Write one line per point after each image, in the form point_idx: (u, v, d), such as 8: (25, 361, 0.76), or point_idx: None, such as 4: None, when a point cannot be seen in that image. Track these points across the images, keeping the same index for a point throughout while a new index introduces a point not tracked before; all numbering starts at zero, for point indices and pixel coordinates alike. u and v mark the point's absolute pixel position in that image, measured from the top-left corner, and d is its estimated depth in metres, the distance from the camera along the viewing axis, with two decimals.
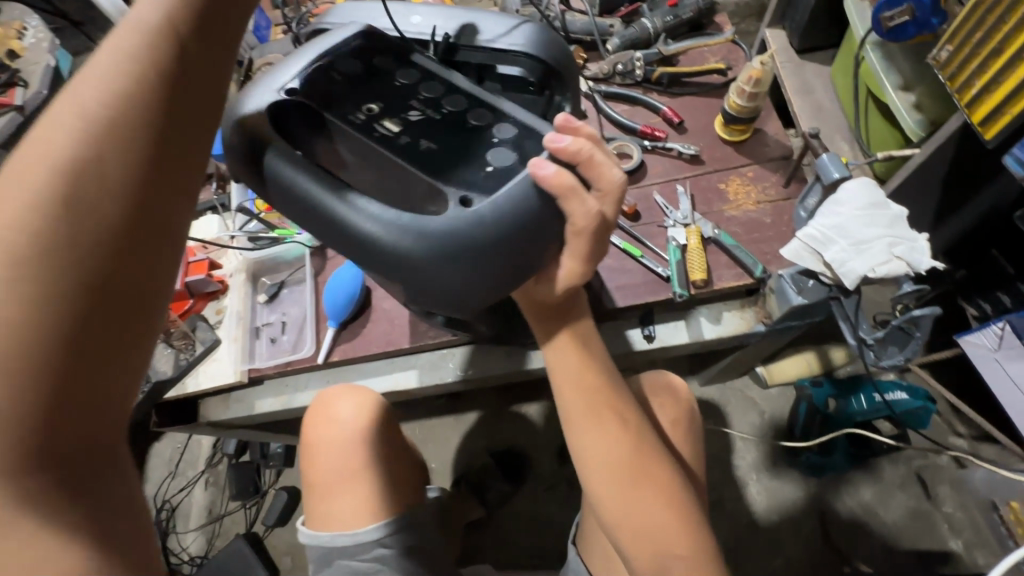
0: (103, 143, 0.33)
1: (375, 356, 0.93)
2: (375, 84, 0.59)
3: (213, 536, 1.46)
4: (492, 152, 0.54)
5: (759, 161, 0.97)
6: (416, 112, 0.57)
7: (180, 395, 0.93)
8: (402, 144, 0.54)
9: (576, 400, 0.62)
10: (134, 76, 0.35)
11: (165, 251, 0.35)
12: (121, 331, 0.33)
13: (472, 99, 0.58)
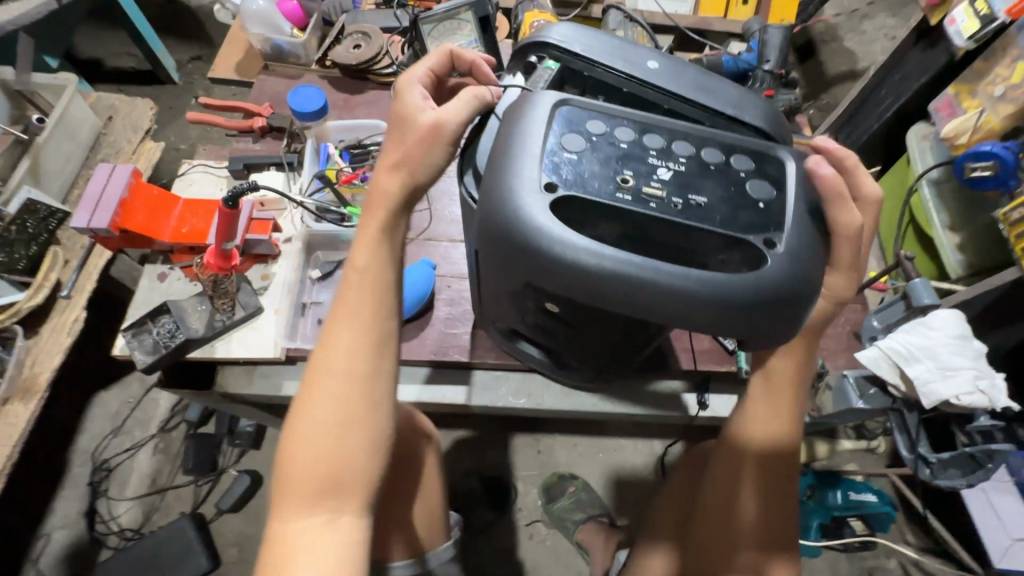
0: (355, 310, 0.58)
1: (425, 361, 0.89)
2: (597, 148, 0.53)
3: (150, 510, 1.31)
4: (750, 183, 0.53)
5: None
6: (663, 168, 0.52)
7: (205, 357, 0.84)
8: (676, 204, 0.51)
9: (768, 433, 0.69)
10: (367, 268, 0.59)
11: (376, 366, 0.57)
12: (348, 422, 0.55)
13: (701, 146, 0.54)
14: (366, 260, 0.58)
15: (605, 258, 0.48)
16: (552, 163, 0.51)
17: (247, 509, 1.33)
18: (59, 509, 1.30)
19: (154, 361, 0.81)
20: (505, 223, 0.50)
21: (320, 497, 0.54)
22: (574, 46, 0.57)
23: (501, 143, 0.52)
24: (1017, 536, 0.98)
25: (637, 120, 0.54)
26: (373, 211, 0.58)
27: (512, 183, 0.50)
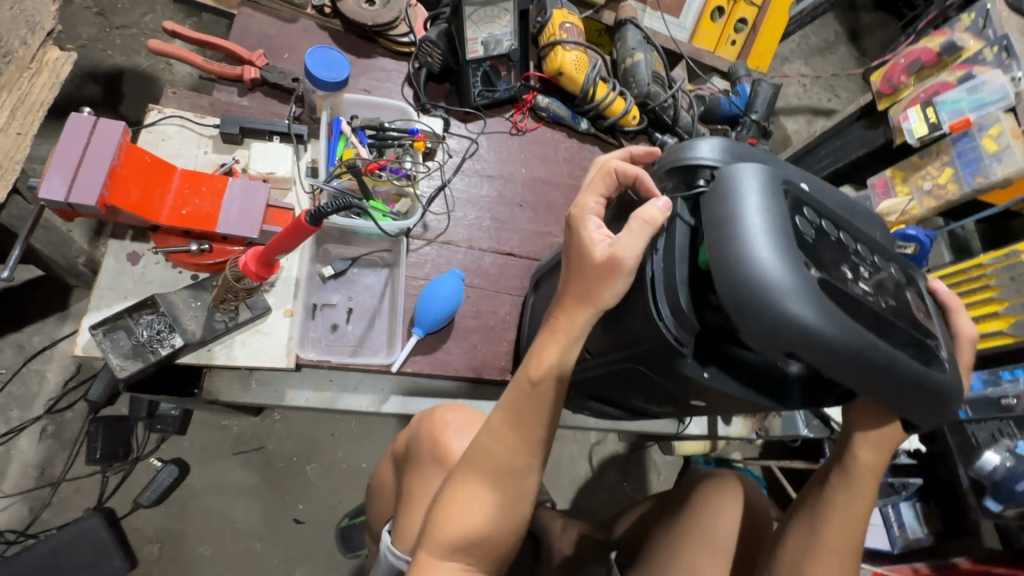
0: (526, 420, 0.57)
1: (446, 376, 0.87)
2: (814, 237, 0.50)
3: (42, 504, 1.10)
4: (912, 295, 0.55)
5: None
6: (861, 268, 0.52)
7: (201, 363, 0.72)
8: (881, 302, 0.51)
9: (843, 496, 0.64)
10: (547, 381, 0.56)
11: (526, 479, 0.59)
12: (494, 527, 0.58)
13: (872, 255, 0.54)
14: (544, 378, 0.56)
15: (861, 345, 0.46)
16: (795, 241, 0.47)
17: (170, 501, 1.18)
18: None
19: (138, 370, 0.67)
20: (759, 308, 0.45)
21: (464, 553, 0.57)
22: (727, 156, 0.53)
23: (736, 224, 0.46)
24: None
25: (828, 216, 0.53)
26: (561, 334, 0.56)
27: (764, 265, 0.45)
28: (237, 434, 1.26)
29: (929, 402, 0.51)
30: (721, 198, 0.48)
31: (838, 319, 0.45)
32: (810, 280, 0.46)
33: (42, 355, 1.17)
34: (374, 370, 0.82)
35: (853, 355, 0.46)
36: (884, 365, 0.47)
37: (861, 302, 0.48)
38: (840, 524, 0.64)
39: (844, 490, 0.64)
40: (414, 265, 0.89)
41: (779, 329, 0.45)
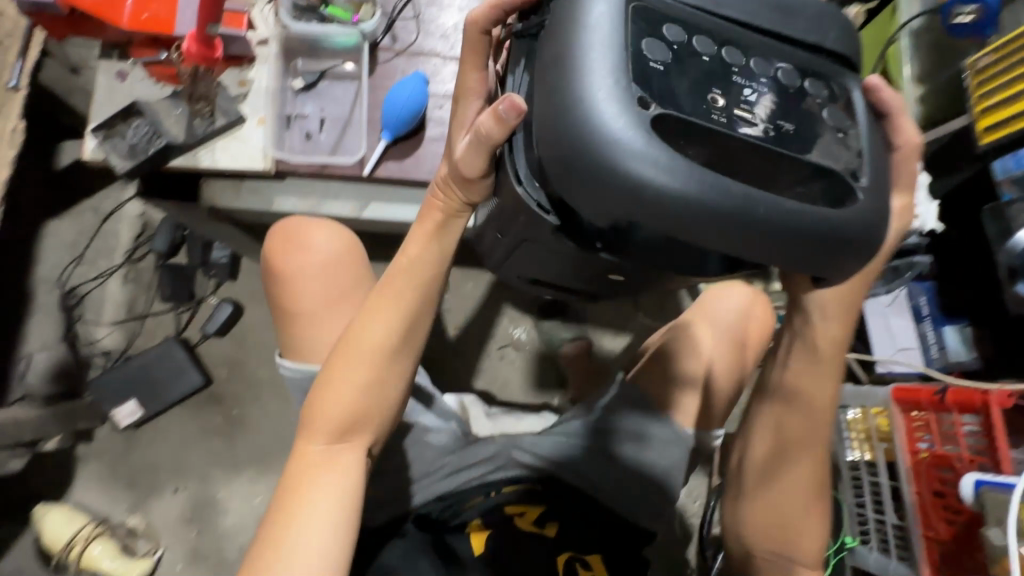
0: (402, 289, 0.67)
1: (418, 182, 0.89)
2: (683, 64, 0.49)
3: (133, 334, 1.33)
4: (827, 111, 0.52)
5: None
6: (746, 87, 0.51)
7: (190, 167, 0.80)
8: (764, 127, 0.50)
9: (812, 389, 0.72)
10: (419, 252, 0.67)
11: (404, 346, 0.68)
12: (373, 383, 0.67)
13: (770, 77, 0.52)
14: (415, 254, 0.67)
15: (712, 185, 0.45)
16: (634, 80, 0.47)
17: (232, 335, 1.38)
18: (34, 334, 1.29)
19: (135, 167, 0.77)
20: (595, 158, 0.45)
21: (345, 436, 0.67)
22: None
23: (570, 64, 0.47)
24: (899, 346, 1.21)
25: (703, 32, 0.51)
26: (431, 214, 0.67)
27: (592, 107, 0.46)
28: None
29: (814, 240, 0.48)
30: (562, 33, 0.48)
31: (671, 155, 0.45)
32: (644, 120, 0.46)
33: (114, 215, 1.37)
34: (348, 175, 0.87)
35: (691, 194, 0.45)
36: (747, 204, 0.46)
37: (720, 138, 0.48)
38: (804, 414, 0.73)
39: (810, 365, 0.71)
40: (380, 76, 0.89)
41: (610, 171, 0.46)
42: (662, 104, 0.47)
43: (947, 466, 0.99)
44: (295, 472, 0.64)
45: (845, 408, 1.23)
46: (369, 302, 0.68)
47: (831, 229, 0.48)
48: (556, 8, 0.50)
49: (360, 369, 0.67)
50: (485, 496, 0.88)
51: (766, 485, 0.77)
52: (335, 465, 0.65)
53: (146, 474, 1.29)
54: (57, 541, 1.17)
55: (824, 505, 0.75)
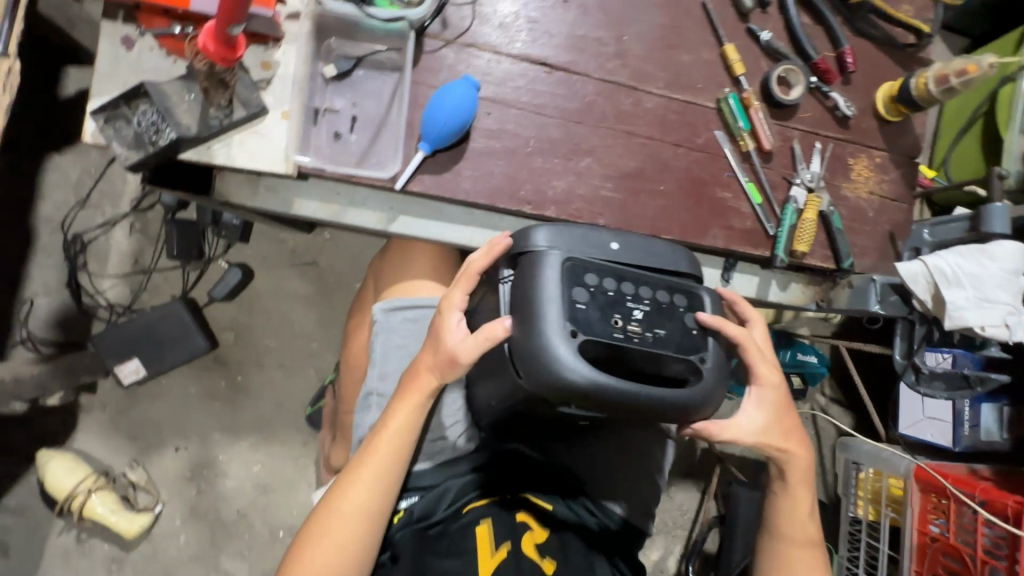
0: (392, 454, 0.73)
1: (454, 201, 0.80)
2: (599, 299, 0.66)
3: (138, 289, 1.28)
4: (687, 316, 0.68)
5: (892, 151, 0.94)
6: (637, 309, 0.67)
7: (203, 163, 0.71)
8: (646, 335, 0.66)
9: (804, 491, 0.74)
10: (410, 413, 0.74)
11: (381, 505, 0.73)
12: (359, 540, 0.71)
13: (655, 294, 0.68)
14: (403, 429, 0.74)
15: (617, 385, 0.63)
16: (569, 320, 0.64)
17: (241, 299, 1.34)
18: (36, 276, 1.24)
19: (140, 160, 0.68)
20: (551, 376, 0.63)
21: None
22: (555, 242, 0.68)
23: (527, 307, 0.65)
24: (929, 414, 1.16)
25: (611, 272, 0.68)
26: (415, 380, 0.74)
27: (550, 348, 0.63)
28: (292, 249, 1.37)
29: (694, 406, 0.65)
30: (524, 290, 0.66)
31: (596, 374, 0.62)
32: (575, 347, 0.63)
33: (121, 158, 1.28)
34: (378, 186, 0.78)
35: (611, 398, 0.63)
36: (632, 398, 0.63)
37: (624, 345, 0.65)
38: (795, 505, 0.74)
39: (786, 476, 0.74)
40: (424, 70, 0.77)
41: (560, 385, 0.63)
42: (588, 335, 0.64)
43: (954, 554, 0.96)
44: None
45: (857, 464, 1.21)
46: (354, 461, 0.74)
47: (697, 404, 0.65)
48: (521, 267, 0.68)
49: (338, 541, 0.70)
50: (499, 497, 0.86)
51: None
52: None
53: (149, 430, 1.29)
54: (61, 491, 1.19)
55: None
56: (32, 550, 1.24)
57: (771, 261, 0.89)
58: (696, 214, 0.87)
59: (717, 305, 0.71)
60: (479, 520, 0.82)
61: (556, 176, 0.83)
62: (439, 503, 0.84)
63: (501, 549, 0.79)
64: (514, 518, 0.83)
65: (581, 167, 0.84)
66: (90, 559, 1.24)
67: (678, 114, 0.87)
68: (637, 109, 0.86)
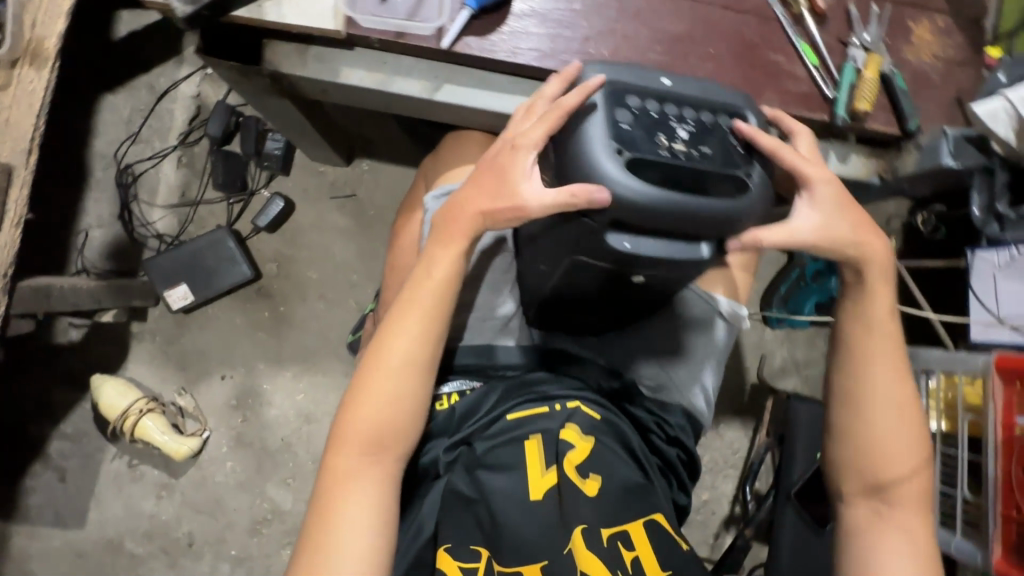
0: (435, 303, 0.69)
1: (502, 66, 0.80)
2: (641, 118, 0.61)
3: (186, 220, 1.31)
4: (734, 136, 0.63)
5: (955, 13, 0.89)
6: (683, 129, 0.62)
7: (255, 21, 0.72)
8: (695, 152, 0.61)
9: (883, 306, 0.72)
10: (452, 261, 0.69)
11: (429, 356, 0.68)
12: (410, 390, 0.67)
13: (698, 117, 0.64)
14: (444, 279, 0.69)
15: (663, 196, 0.58)
16: (614, 137, 0.60)
17: (282, 231, 1.36)
18: (91, 209, 1.29)
19: (195, 13, 0.69)
20: (597, 194, 0.59)
21: (375, 452, 0.66)
22: (602, 71, 0.64)
23: (571, 132, 0.61)
24: (1005, 314, 1.08)
25: (652, 96, 0.64)
26: (452, 228, 0.70)
27: (596, 165, 0.59)
28: (331, 182, 1.38)
29: (741, 222, 0.62)
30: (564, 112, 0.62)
31: (644, 185, 0.58)
32: (622, 163, 0.59)
33: (169, 95, 1.32)
34: (424, 47, 0.77)
35: (657, 213, 0.59)
36: (679, 210, 0.59)
37: (675, 162, 0.60)
38: (873, 325, 0.72)
39: (861, 294, 0.72)
40: None
41: (609, 202, 0.59)
42: (635, 152, 0.59)
43: None
44: (331, 475, 0.65)
45: (928, 373, 1.12)
46: (394, 314, 0.69)
47: (744, 218, 0.61)
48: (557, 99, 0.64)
49: (388, 393, 0.66)
50: (549, 410, 0.77)
51: (859, 410, 0.73)
52: (364, 477, 0.65)
53: (197, 359, 1.31)
54: (114, 411, 1.21)
55: (912, 452, 0.71)
56: (86, 475, 1.26)
57: (829, 125, 0.85)
58: (749, 77, 0.84)
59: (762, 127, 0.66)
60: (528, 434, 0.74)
61: (603, 40, 0.81)
62: (478, 408, 0.79)
63: (553, 470, 0.71)
64: (562, 432, 0.73)
65: (630, 30, 0.82)
66: (141, 484, 1.26)
67: None
68: None
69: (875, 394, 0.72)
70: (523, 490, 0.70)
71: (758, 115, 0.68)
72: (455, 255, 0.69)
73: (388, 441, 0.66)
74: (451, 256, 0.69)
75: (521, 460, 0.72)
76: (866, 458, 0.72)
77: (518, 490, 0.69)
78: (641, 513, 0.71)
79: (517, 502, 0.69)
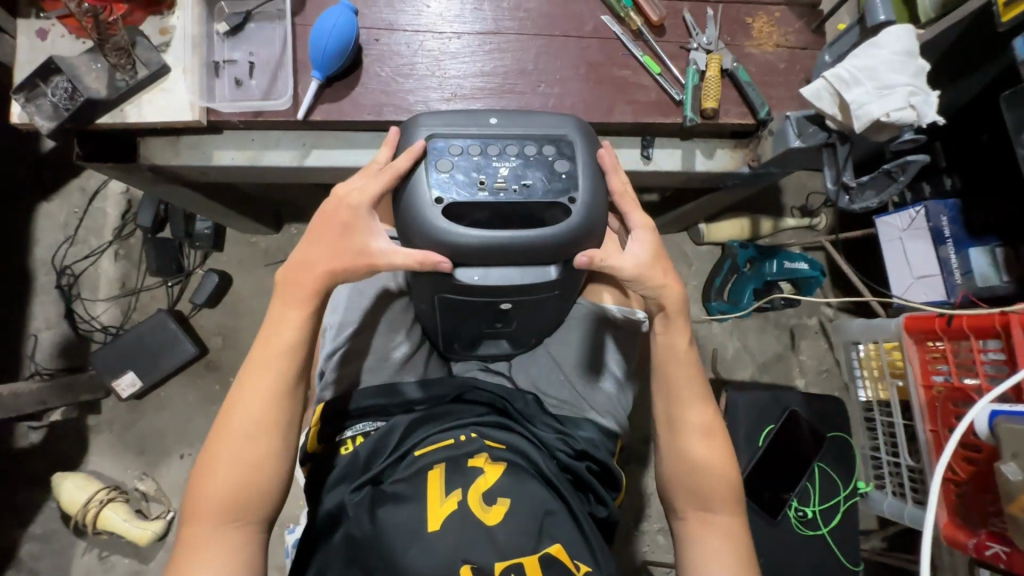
0: (287, 359, 0.70)
1: (362, 125, 0.85)
2: (463, 161, 0.67)
3: (128, 309, 1.36)
4: (556, 163, 0.68)
5: (789, 3, 0.94)
6: (504, 165, 0.67)
7: (119, 124, 0.78)
8: (514, 186, 0.66)
9: (682, 333, 0.73)
10: (298, 316, 0.71)
11: (287, 414, 0.70)
12: (267, 451, 0.68)
13: (522, 150, 0.68)
14: (292, 335, 0.71)
15: (481, 238, 0.65)
16: (434, 184, 0.66)
17: (223, 304, 1.40)
18: (38, 313, 1.34)
19: (59, 127, 0.75)
20: (424, 242, 0.66)
21: (231, 519, 0.66)
22: (428, 121, 0.69)
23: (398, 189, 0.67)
24: (919, 274, 1.09)
25: (477, 136, 0.69)
26: (291, 286, 0.71)
27: (420, 216, 0.65)
28: (265, 249, 1.43)
29: (567, 246, 0.67)
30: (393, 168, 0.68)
31: (460, 230, 0.64)
32: (441, 211, 0.65)
33: (99, 194, 1.39)
34: (283, 120, 0.83)
35: (483, 250, 0.65)
36: (501, 246, 0.65)
37: (492, 201, 0.66)
38: (680, 355, 0.72)
39: (665, 323, 0.72)
40: (308, 12, 0.84)
41: (435, 248, 0.66)
42: (454, 196, 0.65)
43: (966, 400, 0.88)
44: (185, 547, 0.64)
45: (857, 343, 1.13)
46: (244, 376, 0.70)
47: (567, 242, 0.66)
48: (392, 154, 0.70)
49: (243, 457, 0.67)
50: (456, 441, 0.77)
51: (671, 436, 0.71)
52: (220, 543, 0.65)
53: (155, 441, 1.34)
54: (75, 505, 1.23)
55: (721, 471, 0.69)
56: (59, 574, 1.27)
57: (683, 126, 0.88)
58: (598, 95, 0.89)
59: (589, 149, 0.70)
60: (432, 463, 0.75)
61: (453, 86, 0.87)
62: (383, 447, 0.79)
63: (453, 496, 0.71)
64: (467, 459, 0.75)
65: (477, 72, 0.87)
66: None
67: (562, 8, 0.90)
68: (519, 11, 0.90)
69: (693, 423, 0.70)
70: (421, 522, 0.70)
71: (589, 136, 0.72)
72: (300, 311, 0.71)
73: (244, 505, 0.66)
74: (297, 313, 0.71)
75: (422, 492, 0.72)
76: (678, 476, 0.70)
77: (417, 521, 0.70)
78: (538, 546, 0.69)
79: (416, 533, 0.69)
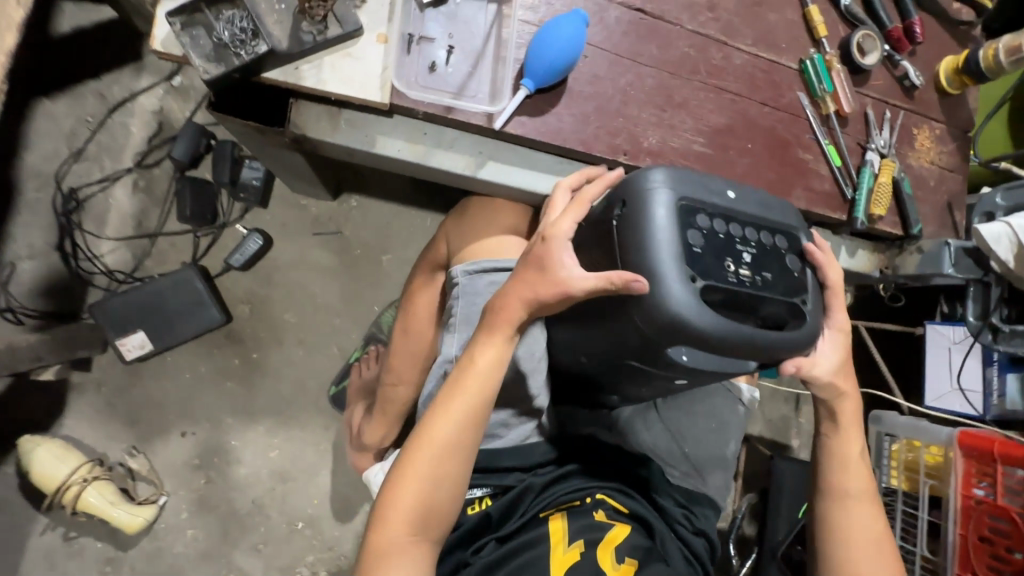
0: (483, 388, 0.69)
1: (552, 149, 0.76)
2: (712, 240, 0.62)
3: (142, 254, 1.15)
4: (790, 259, 0.66)
5: (949, 123, 0.97)
6: (747, 253, 0.63)
7: (289, 84, 0.63)
8: (757, 279, 0.63)
9: (854, 444, 0.74)
10: (501, 346, 0.70)
11: (473, 438, 0.69)
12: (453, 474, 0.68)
13: (760, 239, 0.65)
14: (493, 363, 0.69)
15: (731, 329, 0.59)
16: (686, 261, 0.60)
17: (257, 269, 1.22)
18: (21, 236, 1.09)
19: (222, 75, 0.60)
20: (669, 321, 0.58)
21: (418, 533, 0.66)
22: (674, 182, 0.62)
23: (641, 247, 0.59)
24: (957, 386, 1.21)
25: (720, 213, 0.64)
26: (501, 320, 0.69)
27: (671, 292, 0.58)
28: (315, 216, 1.26)
29: (794, 350, 0.64)
30: (636, 229, 0.60)
31: (714, 317, 0.58)
32: (694, 291, 0.59)
33: (124, 108, 1.14)
34: (472, 124, 0.71)
35: (728, 343, 0.60)
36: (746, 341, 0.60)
37: (739, 290, 0.61)
38: (853, 470, 0.73)
39: (834, 432, 0.74)
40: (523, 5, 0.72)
41: (678, 330, 0.59)
42: (706, 278, 0.60)
43: (1001, 516, 1.00)
44: (374, 549, 0.65)
45: (892, 436, 1.25)
46: (442, 395, 0.69)
47: (797, 346, 0.64)
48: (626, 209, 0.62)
49: (434, 475, 0.67)
50: (580, 503, 0.77)
51: (841, 553, 0.71)
52: (404, 557, 0.65)
53: (151, 413, 1.16)
54: (51, 480, 1.04)
55: None
56: (8, 551, 1.07)
57: (849, 224, 0.89)
58: (779, 174, 0.86)
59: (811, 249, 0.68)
60: (552, 514, 0.76)
61: (650, 128, 0.80)
62: (514, 509, 0.78)
63: (576, 546, 0.72)
64: (592, 516, 0.76)
65: (677, 119, 0.81)
66: (80, 559, 1.10)
67: (765, 73, 0.86)
68: (726, 64, 0.84)
69: (867, 544, 0.70)
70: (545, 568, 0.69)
71: (807, 231, 0.70)
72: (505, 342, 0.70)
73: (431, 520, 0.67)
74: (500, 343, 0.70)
75: (546, 535, 0.73)
76: None
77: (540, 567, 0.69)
78: None
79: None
